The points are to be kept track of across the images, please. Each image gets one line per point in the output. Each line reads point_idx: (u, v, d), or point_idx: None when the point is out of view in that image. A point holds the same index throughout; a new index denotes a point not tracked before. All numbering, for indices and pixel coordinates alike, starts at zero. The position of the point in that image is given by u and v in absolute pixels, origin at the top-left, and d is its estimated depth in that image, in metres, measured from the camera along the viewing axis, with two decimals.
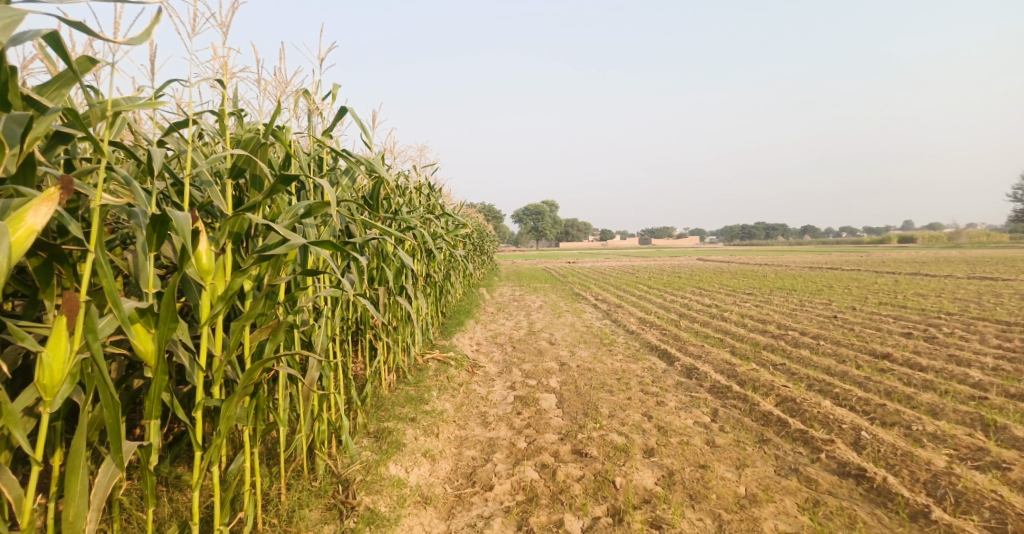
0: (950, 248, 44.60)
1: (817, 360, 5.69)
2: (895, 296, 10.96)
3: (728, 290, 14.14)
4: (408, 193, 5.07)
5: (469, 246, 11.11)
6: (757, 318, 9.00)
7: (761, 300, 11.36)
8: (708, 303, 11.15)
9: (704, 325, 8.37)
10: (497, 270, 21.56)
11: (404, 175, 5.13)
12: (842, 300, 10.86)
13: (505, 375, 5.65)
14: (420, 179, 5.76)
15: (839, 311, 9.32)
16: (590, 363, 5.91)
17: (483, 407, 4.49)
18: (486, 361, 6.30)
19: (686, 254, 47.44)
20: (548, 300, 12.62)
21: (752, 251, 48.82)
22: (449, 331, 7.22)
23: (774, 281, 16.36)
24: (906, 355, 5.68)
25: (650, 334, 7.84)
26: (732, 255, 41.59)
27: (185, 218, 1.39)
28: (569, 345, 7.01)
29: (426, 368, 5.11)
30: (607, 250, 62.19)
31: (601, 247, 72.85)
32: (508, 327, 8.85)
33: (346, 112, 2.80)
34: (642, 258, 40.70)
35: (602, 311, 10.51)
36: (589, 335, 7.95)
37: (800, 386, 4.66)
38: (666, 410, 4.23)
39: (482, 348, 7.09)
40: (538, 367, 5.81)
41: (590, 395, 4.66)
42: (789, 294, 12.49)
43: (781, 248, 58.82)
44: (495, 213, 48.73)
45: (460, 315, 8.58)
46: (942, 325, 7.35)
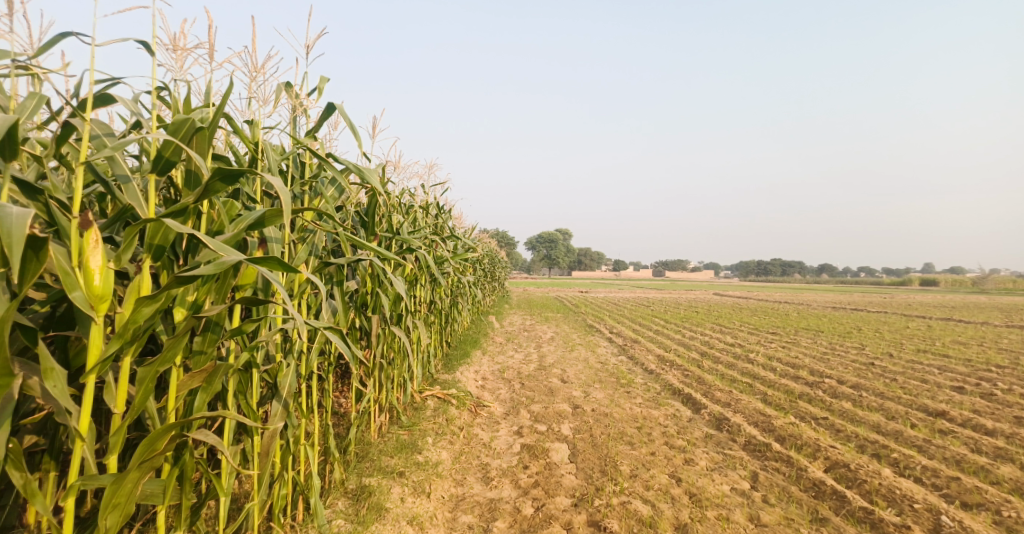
0: (975, 293, 43.22)
1: (862, 415, 5.05)
2: (933, 343, 10.21)
3: (749, 328, 13.43)
4: (412, 212, 4.66)
5: (479, 273, 10.64)
6: (785, 361, 8.33)
7: (786, 341, 10.67)
8: (730, 342, 10.47)
9: (729, 367, 7.73)
10: (508, 299, 21.01)
11: (409, 193, 4.73)
12: (875, 345, 10.13)
13: (511, 418, 5.10)
14: (427, 198, 5.35)
15: (875, 358, 8.60)
16: (606, 407, 5.34)
17: (485, 458, 3.95)
18: (491, 399, 5.77)
19: (700, 288, 46.49)
20: (560, 332, 12.01)
21: (769, 289, 47.74)
22: (452, 364, 6.71)
23: (796, 321, 15.59)
24: (966, 413, 5.02)
25: (671, 375, 7.22)
26: (750, 291, 40.58)
27: (17, 214, 1.13)
28: (582, 385, 6.44)
29: (424, 408, 4.61)
30: (619, 281, 61.38)
31: (613, 278, 72.12)
32: (517, 360, 8.29)
33: (334, 111, 2.43)
34: (655, 290, 39.88)
35: (617, 347, 9.90)
36: (605, 373, 7.36)
37: (851, 447, 4.05)
38: (696, 471, 3.65)
39: (488, 384, 6.54)
40: (548, 410, 5.25)
41: (607, 447, 4.09)
42: (815, 335, 11.77)
43: (798, 286, 57.59)
44: (507, 241, 48.47)
45: (466, 346, 8.05)
46: (996, 379, 6.65)
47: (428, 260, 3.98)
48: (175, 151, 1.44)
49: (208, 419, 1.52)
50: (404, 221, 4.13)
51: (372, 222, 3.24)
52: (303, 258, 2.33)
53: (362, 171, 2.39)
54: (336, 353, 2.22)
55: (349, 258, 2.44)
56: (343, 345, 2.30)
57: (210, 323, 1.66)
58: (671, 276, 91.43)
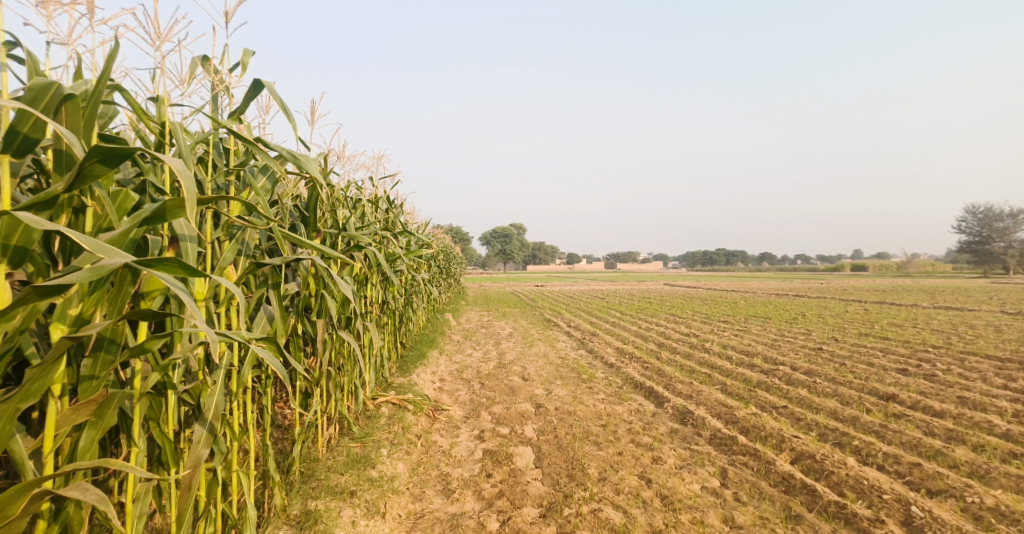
0: (901, 278, 46.37)
1: (819, 401, 5.12)
2: (872, 327, 10.71)
3: (702, 317, 13.71)
4: (359, 207, 4.32)
5: (434, 269, 10.29)
6: (740, 349, 8.48)
7: (738, 329, 10.92)
8: (685, 332, 10.61)
9: (687, 358, 7.77)
10: (463, 295, 20.69)
11: (355, 185, 4.38)
12: (821, 330, 10.52)
13: (471, 422, 4.86)
14: (376, 191, 5.01)
15: (823, 343, 8.90)
16: (569, 405, 5.18)
17: (445, 467, 3.69)
18: (450, 402, 5.51)
19: (651, 280, 47.61)
20: (518, 327, 11.85)
21: (716, 278, 49.49)
22: (407, 366, 6.39)
23: (744, 309, 16.09)
24: (913, 396, 5.18)
25: (631, 368, 7.18)
26: (699, 280, 41.85)
27: None
28: (543, 382, 6.26)
29: (377, 415, 4.30)
30: (574, 274, 62.07)
31: (567, 271, 72.93)
32: (475, 359, 8.04)
33: (262, 90, 2.11)
34: (608, 282, 40.53)
35: (576, 341, 9.82)
36: (566, 368, 7.23)
37: (813, 436, 4.06)
38: (666, 470, 3.54)
39: (446, 386, 6.27)
40: (510, 411, 5.04)
41: (573, 449, 3.93)
42: (764, 323, 12.13)
43: (743, 275, 60.07)
44: (461, 236, 47.96)
45: (421, 346, 7.73)
46: (935, 360, 6.97)
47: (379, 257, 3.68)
48: (33, 126, 1.21)
49: (89, 469, 1.20)
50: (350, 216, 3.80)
51: (314, 217, 2.92)
52: (229, 259, 2.03)
53: (297, 158, 2.07)
54: (272, 369, 1.93)
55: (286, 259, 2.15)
56: (280, 361, 1.98)
57: (103, 341, 1.31)
58: (624, 268, 93.41)
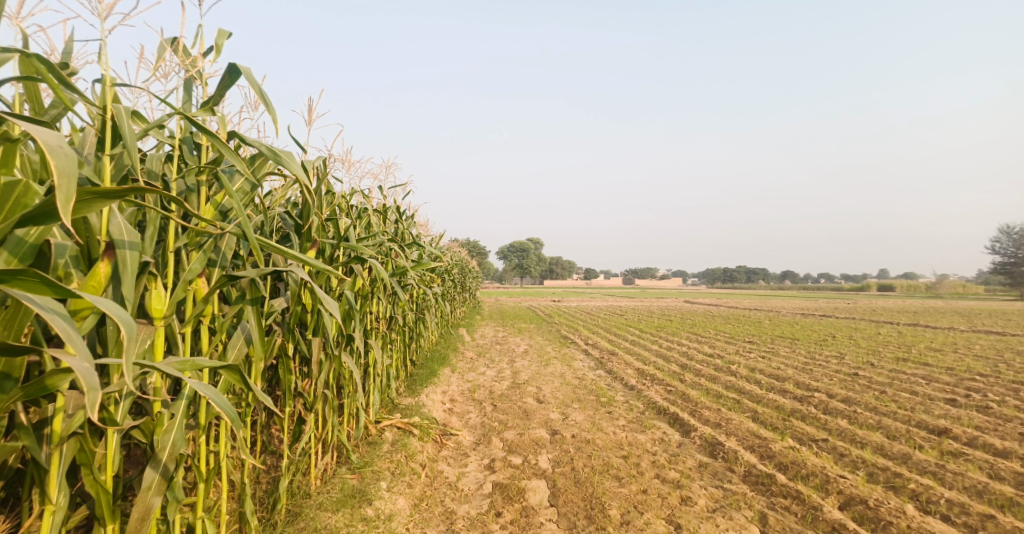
0: (930, 299, 44.83)
1: (863, 434, 4.66)
2: (909, 351, 10.10)
3: (725, 336, 13.17)
4: (364, 218, 4.07)
5: (448, 284, 10.01)
6: (769, 373, 7.99)
7: (766, 351, 10.38)
8: (709, 353, 10.12)
9: (713, 381, 7.31)
10: (479, 310, 20.38)
11: (361, 193, 4.15)
12: (854, 354, 9.94)
13: (481, 449, 4.52)
14: (384, 201, 4.77)
15: (858, 367, 8.36)
16: (587, 432, 4.81)
17: (450, 503, 3.35)
18: (459, 426, 5.18)
19: (670, 297, 46.74)
20: (534, 345, 11.47)
21: (736, 296, 48.40)
22: (416, 386, 6.10)
23: (770, 329, 15.45)
24: (969, 430, 4.69)
25: (653, 391, 6.76)
26: (720, 298, 40.92)
27: None
28: (558, 406, 5.89)
29: (379, 441, 4.00)
30: (591, 290, 61.38)
31: (584, 286, 72.26)
32: (488, 378, 7.69)
33: (238, 77, 1.89)
34: (626, 299, 39.88)
35: (594, 361, 9.41)
36: (583, 391, 6.85)
37: (861, 476, 3.63)
38: (696, 513, 3.16)
39: (456, 407, 5.95)
40: (523, 438, 4.69)
41: (592, 484, 3.57)
42: (792, 344, 11.57)
43: (764, 293, 58.72)
44: (478, 250, 47.82)
45: (432, 364, 7.42)
46: (985, 390, 6.42)
47: (380, 271, 3.45)
48: None
49: None
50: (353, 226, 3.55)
51: (308, 226, 2.70)
52: (196, 269, 1.82)
53: (275, 156, 1.86)
54: (223, 414, 1.52)
55: (262, 269, 1.93)
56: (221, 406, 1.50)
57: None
58: (641, 284, 92.33)
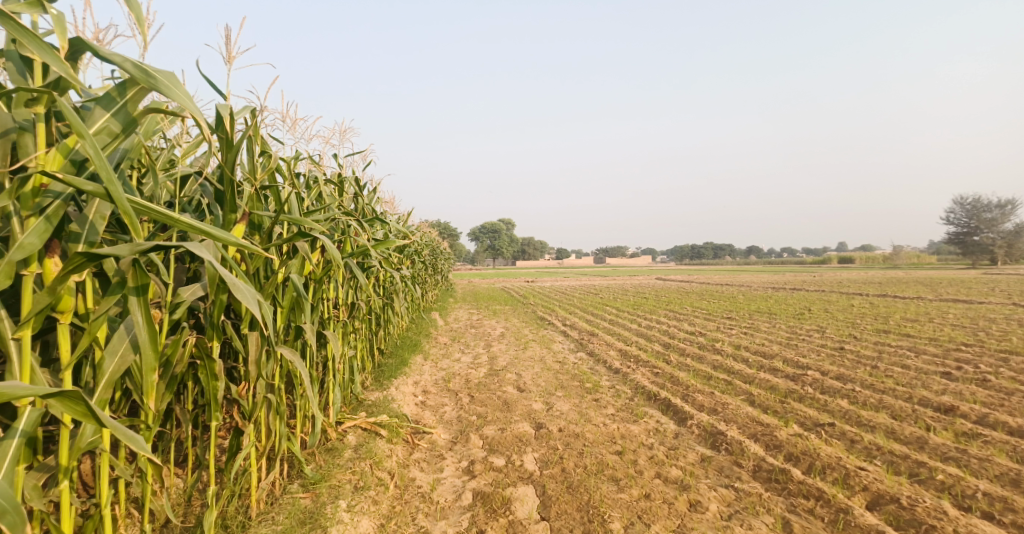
0: (890, 270, 46.38)
1: (868, 416, 4.35)
2: (887, 323, 10.03)
3: (704, 313, 12.96)
4: (315, 189, 3.45)
5: (418, 266, 9.39)
6: (755, 350, 7.72)
7: (747, 327, 10.16)
8: (691, 331, 9.84)
9: (699, 362, 6.98)
10: (451, 292, 19.80)
11: (308, 159, 3.51)
12: (835, 327, 9.81)
13: (458, 449, 4.03)
14: (338, 171, 4.14)
15: (841, 341, 8.17)
16: (575, 425, 4.38)
17: (424, 522, 2.85)
18: (433, 421, 4.68)
19: (642, 274, 46.94)
20: (511, 327, 11.00)
21: (706, 273, 49.02)
22: (384, 378, 5.56)
23: (745, 303, 15.37)
24: (976, 407, 4.43)
25: (640, 374, 6.38)
26: (692, 275, 41.29)
27: None
28: (541, 394, 5.44)
29: (340, 449, 3.46)
30: (563, 269, 61.26)
31: (556, 266, 72.21)
32: (464, 365, 7.18)
33: None
34: (598, 277, 39.82)
35: (574, 342, 9.00)
36: (566, 376, 6.42)
37: (882, 467, 3.27)
38: (710, 521, 2.75)
39: (430, 400, 5.45)
40: (505, 434, 4.22)
41: (587, 490, 3.12)
42: (771, 319, 11.42)
43: (732, 269, 59.83)
44: (449, 231, 46.91)
45: (403, 352, 6.87)
46: (976, 361, 6.24)
47: (332, 252, 2.85)
48: None
49: None
50: (297, 196, 2.94)
51: (231, 192, 2.11)
52: (35, 245, 1.22)
53: (147, 77, 1.27)
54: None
55: (140, 246, 1.34)
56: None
57: None
58: (613, 263, 92.98)
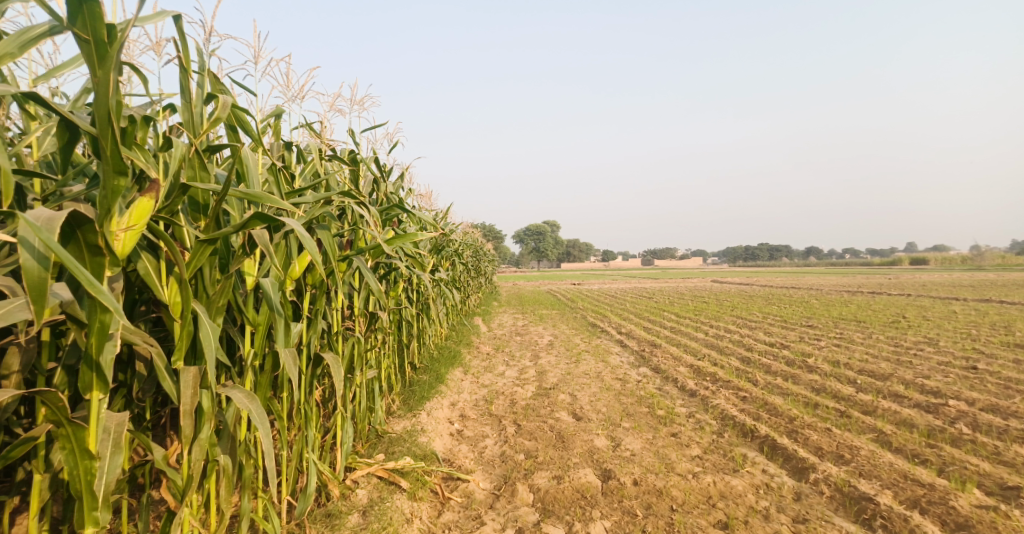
0: (973, 272, 42.29)
1: None
2: (1014, 335, 8.37)
3: (778, 320, 11.52)
4: (310, 165, 2.64)
5: (458, 268, 8.53)
6: (859, 368, 6.39)
7: (838, 338, 8.72)
8: (771, 342, 8.51)
9: (794, 384, 5.72)
10: (496, 296, 18.94)
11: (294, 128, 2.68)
12: (949, 339, 8.23)
13: (501, 505, 3.08)
14: (344, 149, 3.30)
15: (969, 359, 6.69)
16: (654, 474, 3.35)
17: None
18: (470, 461, 3.76)
19: (694, 277, 44.73)
20: (561, 335, 9.98)
21: (763, 275, 46.17)
22: (414, 402, 4.69)
23: (823, 309, 13.70)
24: None
25: (722, 398, 5.24)
26: (750, 277, 38.74)
27: None
28: (603, 426, 4.42)
29: (343, 517, 2.59)
30: (609, 272, 59.48)
31: (602, 268, 70.48)
32: (509, 382, 6.22)
33: None
34: (648, 280, 38.09)
35: (634, 354, 7.91)
36: (631, 398, 5.36)
37: None
38: None
39: (469, 428, 4.54)
40: (561, 486, 3.24)
41: None
42: (862, 328, 9.88)
43: (792, 270, 56.37)
44: (493, 233, 46.23)
45: (439, 366, 6.00)
46: None
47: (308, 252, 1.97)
48: None
49: None
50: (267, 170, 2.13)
51: (109, 136, 1.27)
52: None
53: None
54: None
55: None
56: None
57: None
58: (661, 265, 90.03)
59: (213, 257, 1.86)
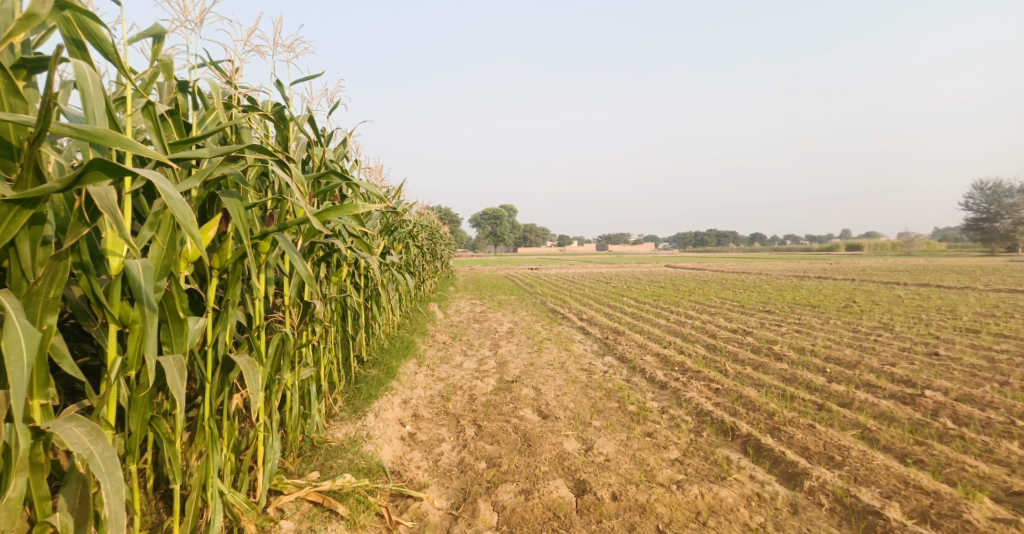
0: (904, 259, 44.84)
1: None
2: (961, 319, 8.56)
3: (736, 305, 11.52)
4: (212, 112, 1.96)
5: (412, 251, 7.89)
6: (825, 355, 6.26)
7: (798, 324, 8.69)
8: (733, 328, 8.37)
9: (764, 374, 5.50)
10: (451, 280, 18.31)
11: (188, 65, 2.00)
12: (903, 324, 8.32)
13: (460, 531, 2.59)
14: (266, 103, 2.65)
15: (928, 344, 6.69)
16: (634, 486, 2.96)
17: None
18: (423, 472, 3.25)
19: (648, 262, 45.42)
20: (520, 321, 9.55)
21: (713, 261, 47.44)
22: (359, 402, 4.11)
23: (777, 294, 13.85)
24: None
25: (695, 390, 4.94)
26: (702, 262, 39.50)
27: None
28: (571, 425, 4.01)
29: None
30: (565, 257, 59.70)
31: (558, 253, 70.75)
32: (467, 374, 5.73)
33: None
34: (604, 265, 38.31)
35: (597, 342, 7.57)
36: (599, 392, 4.98)
37: None
38: None
39: (422, 430, 4.03)
40: (530, 503, 2.79)
41: None
42: (818, 313, 9.95)
43: (740, 256, 58.33)
44: (449, 216, 45.21)
45: (389, 358, 5.44)
46: None
47: (187, 221, 1.36)
48: None
49: None
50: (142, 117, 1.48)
51: None
52: None
53: None
54: None
55: None
56: None
57: None
58: (616, 250, 91.45)
59: (35, 226, 1.24)
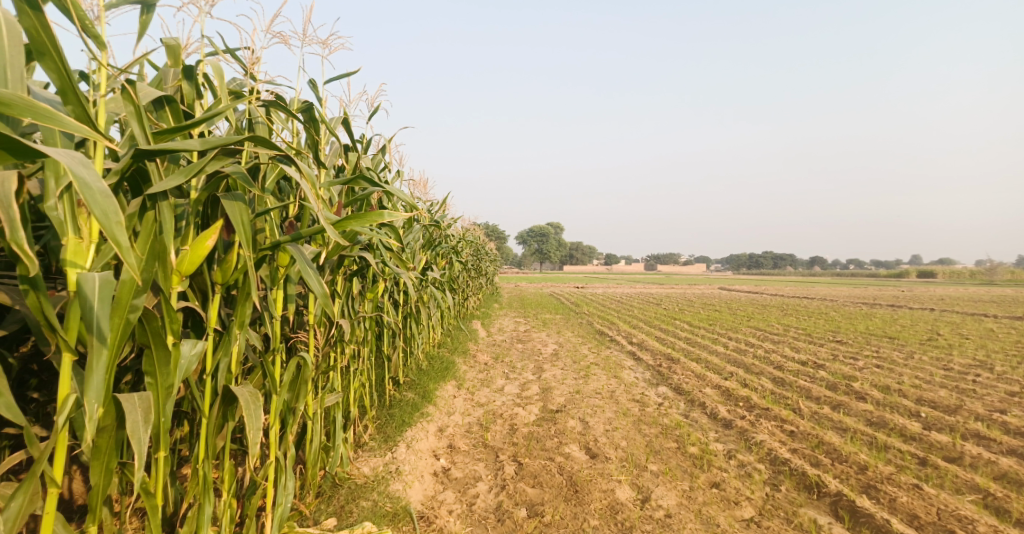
0: (987, 287, 41.17)
1: None
2: None
3: (802, 334, 10.59)
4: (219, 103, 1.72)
5: (456, 267, 7.63)
6: (918, 397, 5.46)
7: (878, 358, 7.79)
8: (803, 360, 7.58)
9: (846, 416, 4.81)
10: (495, 297, 18.00)
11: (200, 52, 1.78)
12: (1006, 364, 7.28)
13: None
14: (294, 100, 2.42)
15: None
16: None
17: None
18: (455, 519, 2.87)
19: (698, 283, 43.72)
20: (567, 344, 9.06)
21: (769, 284, 45.13)
22: (391, 430, 3.79)
23: (847, 322, 12.71)
24: None
25: (766, 432, 4.34)
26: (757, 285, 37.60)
27: None
28: (624, 469, 3.53)
29: None
30: (612, 276, 58.47)
31: (604, 272, 69.49)
32: (509, 401, 5.33)
33: None
34: (652, 285, 37.11)
35: (650, 370, 7.00)
36: (655, 429, 4.46)
37: None
38: None
39: (457, 465, 3.65)
40: None
41: None
42: (900, 346, 8.94)
43: (798, 279, 55.37)
44: (495, 233, 45.21)
45: (427, 381, 5.12)
46: None
47: (107, 219, 1.06)
48: None
49: None
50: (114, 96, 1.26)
51: None
52: None
53: None
54: None
55: None
56: None
57: None
58: (664, 270, 89.08)
59: None
